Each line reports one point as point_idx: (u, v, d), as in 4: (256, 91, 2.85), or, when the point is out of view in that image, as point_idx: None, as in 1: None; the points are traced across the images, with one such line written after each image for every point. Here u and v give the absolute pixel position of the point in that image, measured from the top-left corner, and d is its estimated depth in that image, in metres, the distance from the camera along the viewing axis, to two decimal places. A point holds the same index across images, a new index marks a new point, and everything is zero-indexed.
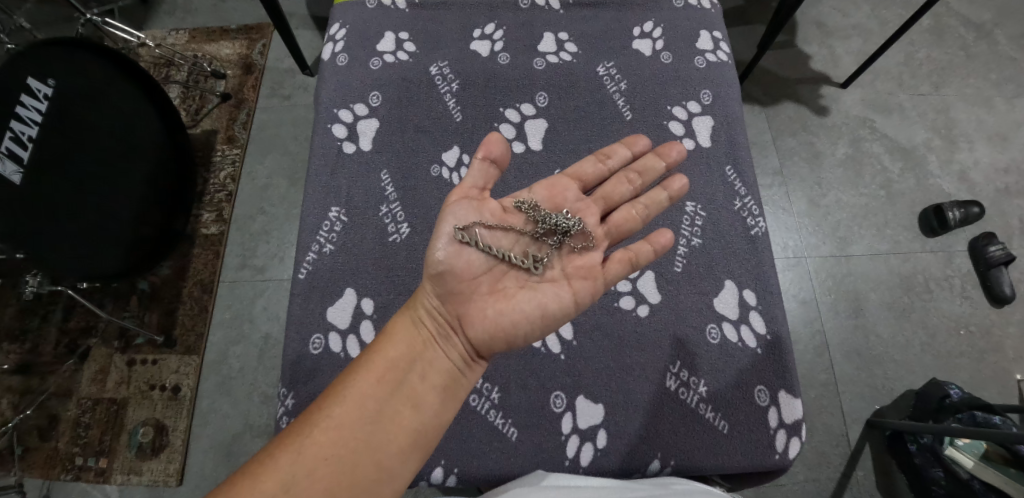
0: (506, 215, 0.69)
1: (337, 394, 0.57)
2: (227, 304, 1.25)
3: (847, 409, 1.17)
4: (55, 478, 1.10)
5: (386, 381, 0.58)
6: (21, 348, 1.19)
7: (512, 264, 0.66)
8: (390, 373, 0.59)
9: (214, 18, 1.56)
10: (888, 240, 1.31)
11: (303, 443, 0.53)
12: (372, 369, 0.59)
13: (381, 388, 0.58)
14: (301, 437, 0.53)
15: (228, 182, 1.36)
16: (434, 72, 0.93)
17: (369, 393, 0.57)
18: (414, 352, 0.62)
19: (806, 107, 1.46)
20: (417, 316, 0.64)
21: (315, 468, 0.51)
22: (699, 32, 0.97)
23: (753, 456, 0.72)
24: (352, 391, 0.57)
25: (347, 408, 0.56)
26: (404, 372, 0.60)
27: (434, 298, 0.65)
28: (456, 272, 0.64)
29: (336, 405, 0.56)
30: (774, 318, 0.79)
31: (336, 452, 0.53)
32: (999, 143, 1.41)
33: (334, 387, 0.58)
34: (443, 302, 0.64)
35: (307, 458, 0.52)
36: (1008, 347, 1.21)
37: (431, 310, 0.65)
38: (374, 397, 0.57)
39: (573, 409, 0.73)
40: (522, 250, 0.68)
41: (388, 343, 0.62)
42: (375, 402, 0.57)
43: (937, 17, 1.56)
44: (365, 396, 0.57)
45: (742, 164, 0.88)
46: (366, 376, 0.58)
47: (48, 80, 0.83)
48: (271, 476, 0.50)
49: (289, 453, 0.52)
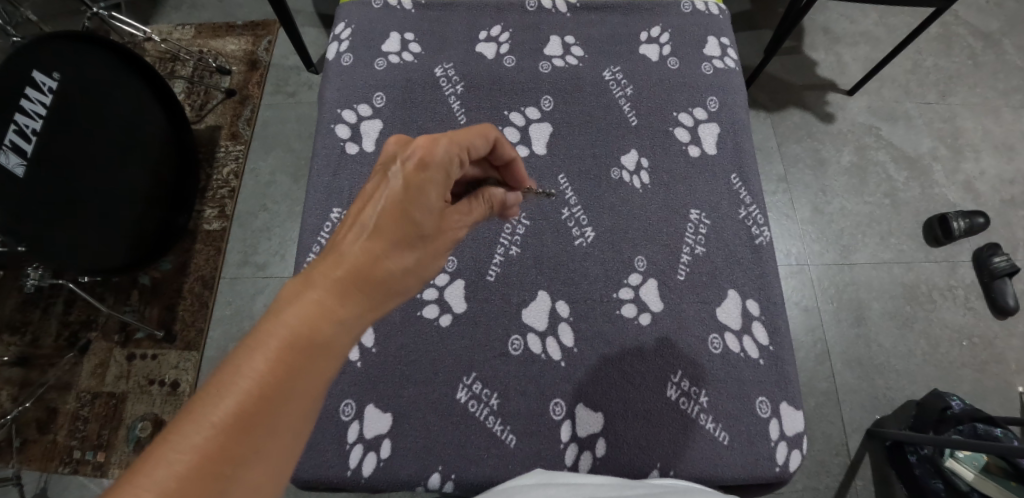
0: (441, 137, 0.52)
1: (243, 357, 0.36)
2: (227, 301, 1.25)
3: (848, 419, 1.16)
4: (53, 471, 1.10)
5: (323, 342, 0.40)
6: (21, 340, 1.19)
7: (462, 211, 0.55)
8: (331, 328, 0.41)
9: (221, 14, 1.56)
10: (892, 249, 1.31)
11: (219, 427, 0.33)
12: (311, 325, 0.40)
13: (328, 362, 0.40)
14: (199, 425, 0.33)
15: (231, 178, 1.36)
16: (439, 73, 0.92)
17: (309, 372, 0.39)
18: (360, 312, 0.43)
19: (812, 114, 1.45)
20: (360, 247, 0.45)
21: (241, 475, 0.33)
22: (706, 38, 0.96)
23: (755, 468, 0.71)
24: (279, 352, 0.37)
25: (286, 386, 0.37)
26: (349, 338, 0.43)
27: (389, 224, 0.47)
28: (414, 190, 0.48)
29: (263, 371, 0.36)
30: (777, 329, 0.78)
31: (270, 453, 0.35)
32: (1006, 153, 1.40)
33: (255, 349, 0.37)
34: (409, 238, 0.48)
35: (224, 462, 0.32)
36: (1011, 359, 1.21)
37: (392, 248, 0.47)
38: (317, 374, 0.39)
39: (572, 417, 0.72)
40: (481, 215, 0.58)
41: (331, 286, 0.42)
42: (311, 372, 0.39)
43: (945, 26, 1.56)
44: (307, 373, 0.38)
45: (747, 172, 0.87)
46: (302, 329, 0.39)
47: (53, 74, 0.82)
48: (158, 478, 0.30)
49: (177, 457, 0.31)
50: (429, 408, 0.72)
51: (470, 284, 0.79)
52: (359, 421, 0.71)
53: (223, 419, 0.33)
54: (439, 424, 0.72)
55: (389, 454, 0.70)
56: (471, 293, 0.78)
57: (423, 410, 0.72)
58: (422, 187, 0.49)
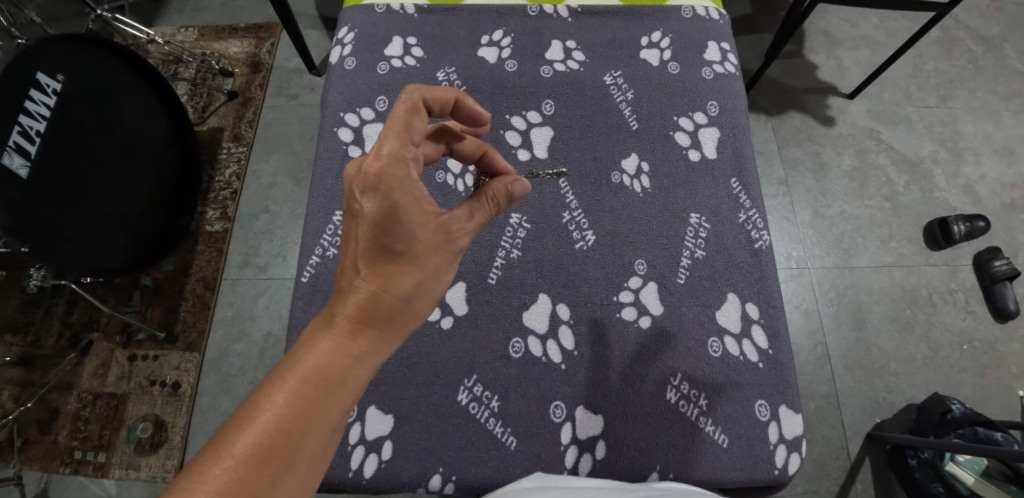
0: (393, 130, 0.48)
1: (264, 391, 0.41)
2: (229, 302, 1.25)
3: (848, 422, 1.16)
4: (54, 471, 1.11)
5: (333, 372, 0.44)
6: (23, 340, 1.19)
7: (462, 220, 0.56)
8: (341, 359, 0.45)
9: (224, 17, 1.57)
10: (892, 253, 1.31)
11: (239, 454, 0.37)
12: (326, 361, 0.44)
13: (343, 394, 0.44)
14: (222, 455, 0.36)
15: (233, 179, 1.37)
16: (441, 77, 0.93)
17: (322, 406, 0.42)
18: (369, 345, 0.47)
19: (812, 118, 1.45)
20: (364, 281, 0.48)
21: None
22: (707, 43, 0.97)
23: (753, 471, 0.71)
24: (297, 387, 0.42)
25: (302, 417, 0.40)
26: (363, 370, 0.46)
27: (386, 257, 0.49)
28: (392, 207, 0.48)
29: (279, 402, 0.40)
30: (776, 332, 0.79)
31: (286, 479, 0.38)
32: (1007, 158, 1.41)
33: (275, 383, 0.42)
34: (409, 263, 0.50)
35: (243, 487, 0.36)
36: (1011, 364, 1.21)
37: (394, 278, 0.49)
38: (333, 406, 0.43)
39: (572, 419, 0.73)
40: (484, 216, 0.58)
41: (342, 323, 0.47)
42: (323, 400, 0.42)
43: (945, 30, 1.56)
44: (324, 405, 0.42)
45: (748, 176, 0.88)
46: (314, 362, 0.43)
47: (57, 76, 0.83)
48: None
49: (202, 486, 0.35)
50: (430, 410, 0.73)
51: (471, 287, 0.79)
52: (359, 422, 0.72)
53: (244, 448, 0.37)
54: (440, 426, 0.72)
55: (390, 456, 0.70)
56: (472, 296, 0.79)
57: (424, 412, 0.73)
58: (404, 204, 0.48)
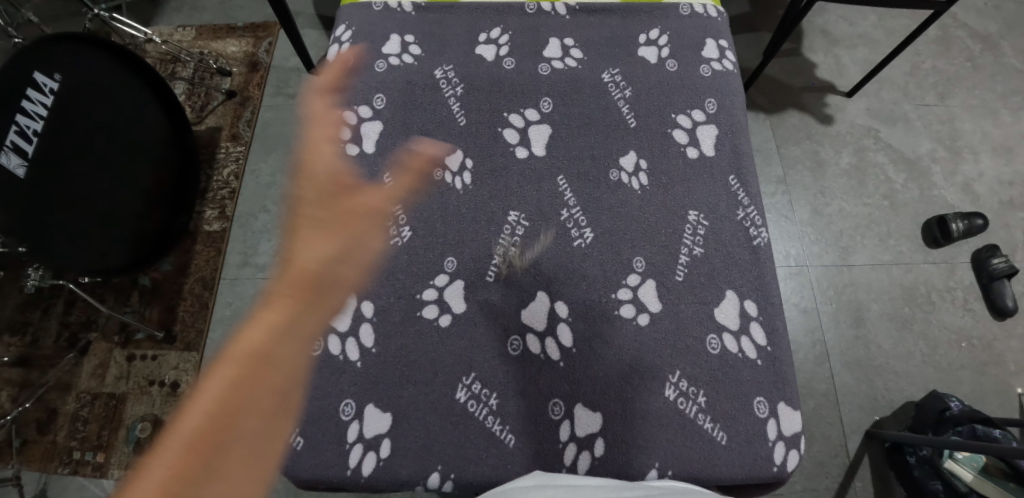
0: (320, 175, 0.80)
1: (183, 417, 0.54)
2: (227, 302, 1.25)
3: (846, 420, 1.16)
4: (53, 472, 1.10)
5: (223, 406, 0.55)
6: (21, 340, 1.19)
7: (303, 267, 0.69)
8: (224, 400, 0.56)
9: (222, 16, 1.57)
10: (891, 251, 1.31)
11: (162, 471, 0.50)
12: (223, 390, 0.57)
13: (233, 442, 0.54)
14: (153, 464, 0.50)
15: (231, 179, 1.37)
16: (439, 75, 0.93)
17: (262, 383, 0.61)
18: (230, 385, 0.57)
19: (811, 116, 1.45)
20: (255, 324, 0.65)
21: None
22: (705, 40, 0.97)
23: (752, 467, 0.72)
24: (198, 430, 0.53)
25: (201, 456, 0.51)
26: (248, 419, 0.57)
27: (301, 278, 0.70)
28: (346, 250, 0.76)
29: (162, 449, 0.52)
30: (775, 329, 0.79)
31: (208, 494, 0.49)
32: (1004, 155, 1.41)
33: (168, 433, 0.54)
34: (278, 308, 0.68)
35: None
36: (1010, 361, 1.21)
37: (251, 325, 0.64)
38: (219, 448, 0.53)
39: (570, 416, 0.73)
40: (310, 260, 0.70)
41: (226, 370, 0.59)
42: (223, 435, 0.54)
43: (943, 28, 1.56)
44: (210, 460, 0.51)
45: (746, 174, 0.88)
46: (209, 392, 0.56)
47: (54, 75, 0.83)
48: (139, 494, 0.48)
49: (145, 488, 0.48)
50: (428, 408, 0.73)
51: (469, 285, 0.79)
52: (358, 420, 0.72)
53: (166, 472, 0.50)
54: (438, 424, 0.72)
55: (389, 454, 0.70)
56: (471, 294, 0.79)
57: (423, 410, 0.72)
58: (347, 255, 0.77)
